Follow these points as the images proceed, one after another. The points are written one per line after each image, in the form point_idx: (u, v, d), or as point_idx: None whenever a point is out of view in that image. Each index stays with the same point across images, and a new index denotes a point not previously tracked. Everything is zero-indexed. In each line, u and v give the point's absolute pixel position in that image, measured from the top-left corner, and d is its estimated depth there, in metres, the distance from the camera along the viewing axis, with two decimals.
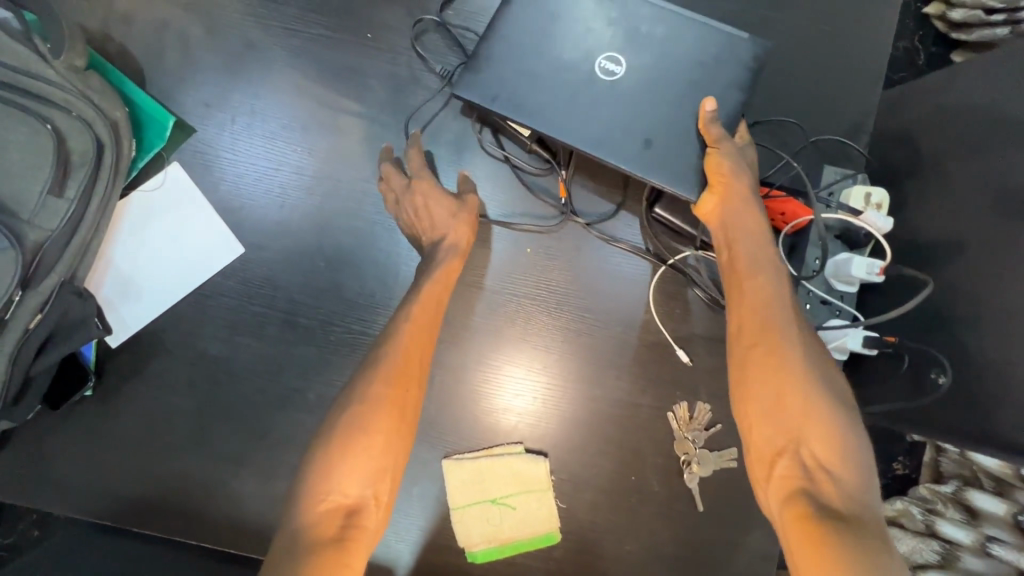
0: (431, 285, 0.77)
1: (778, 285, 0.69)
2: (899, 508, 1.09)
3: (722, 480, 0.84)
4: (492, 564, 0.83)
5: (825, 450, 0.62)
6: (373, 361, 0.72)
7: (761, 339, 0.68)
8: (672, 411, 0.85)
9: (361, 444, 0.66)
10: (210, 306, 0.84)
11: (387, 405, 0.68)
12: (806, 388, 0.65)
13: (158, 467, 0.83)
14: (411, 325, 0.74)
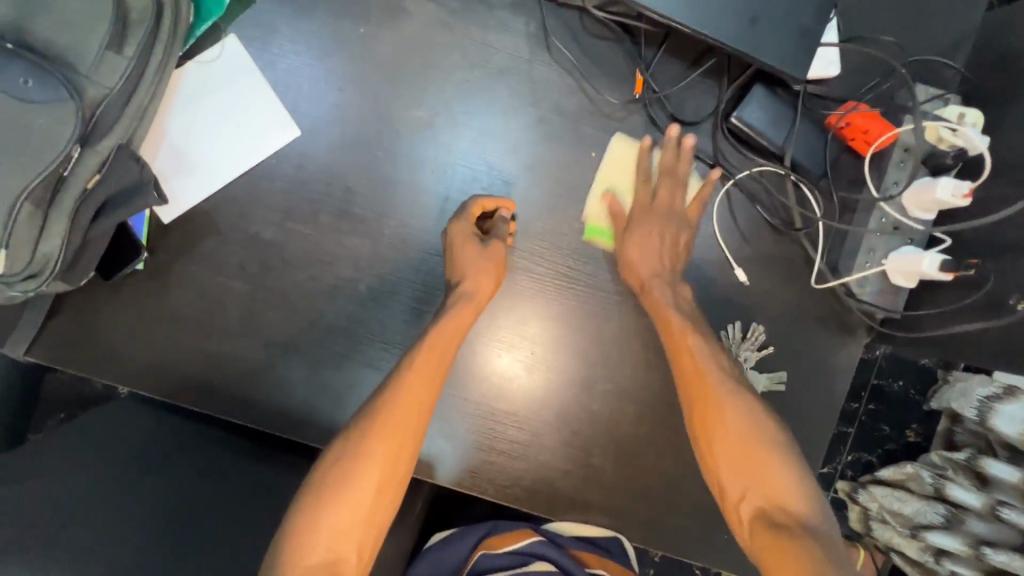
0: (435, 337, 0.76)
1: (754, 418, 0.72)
2: (908, 472, 1.11)
3: (768, 402, 0.84)
4: (531, 464, 0.84)
5: (781, 490, 0.68)
6: (374, 413, 0.71)
7: (707, 371, 0.75)
8: (725, 331, 0.84)
9: (346, 500, 0.66)
10: (265, 189, 0.82)
11: (386, 461, 0.69)
12: (758, 427, 0.72)
13: (208, 347, 0.83)
14: (411, 375, 0.73)
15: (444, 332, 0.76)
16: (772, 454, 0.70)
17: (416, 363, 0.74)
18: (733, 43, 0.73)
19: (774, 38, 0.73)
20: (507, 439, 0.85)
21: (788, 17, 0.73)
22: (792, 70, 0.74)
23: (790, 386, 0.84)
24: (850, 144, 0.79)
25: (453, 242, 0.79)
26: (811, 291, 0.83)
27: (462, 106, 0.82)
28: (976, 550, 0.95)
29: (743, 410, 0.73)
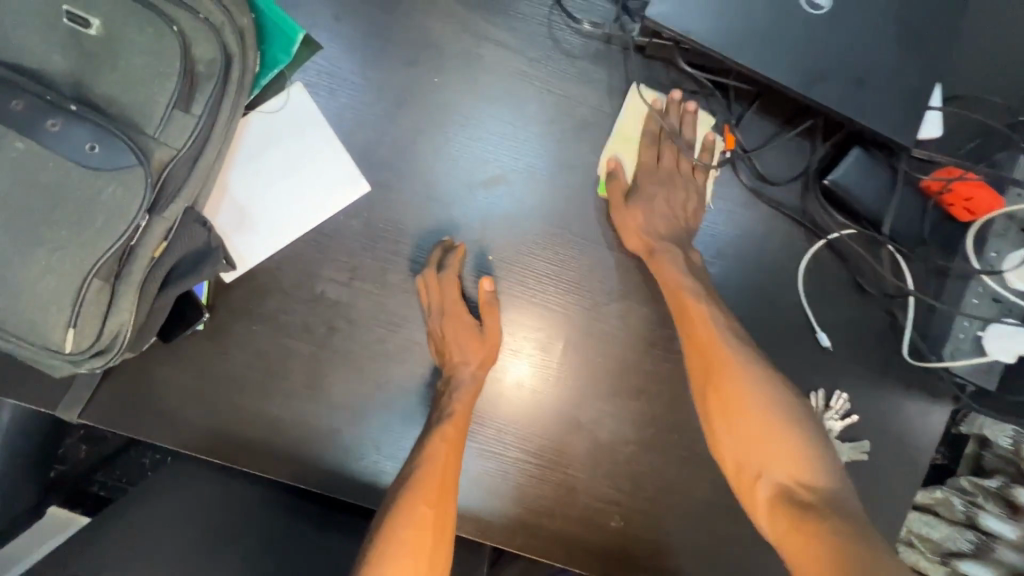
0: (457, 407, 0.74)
1: (764, 389, 0.70)
2: (937, 496, 1.00)
3: (850, 470, 0.81)
4: (604, 530, 0.82)
5: (797, 463, 0.67)
6: (411, 478, 0.70)
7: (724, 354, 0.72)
8: (807, 397, 0.80)
9: (394, 565, 0.64)
10: (331, 246, 0.78)
11: (433, 526, 0.67)
12: (787, 409, 0.70)
13: (270, 409, 0.79)
14: (445, 442, 0.72)
15: (466, 396, 0.75)
16: (776, 424, 0.69)
17: (445, 430, 0.73)
18: (837, 107, 0.69)
19: (880, 102, 0.69)
20: (577, 506, 0.82)
21: (896, 79, 0.69)
22: (898, 136, 0.70)
23: (873, 454, 0.81)
24: (949, 211, 0.75)
25: (442, 327, 0.76)
26: (898, 358, 0.80)
27: (539, 159, 0.78)
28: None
29: (765, 389, 0.71)
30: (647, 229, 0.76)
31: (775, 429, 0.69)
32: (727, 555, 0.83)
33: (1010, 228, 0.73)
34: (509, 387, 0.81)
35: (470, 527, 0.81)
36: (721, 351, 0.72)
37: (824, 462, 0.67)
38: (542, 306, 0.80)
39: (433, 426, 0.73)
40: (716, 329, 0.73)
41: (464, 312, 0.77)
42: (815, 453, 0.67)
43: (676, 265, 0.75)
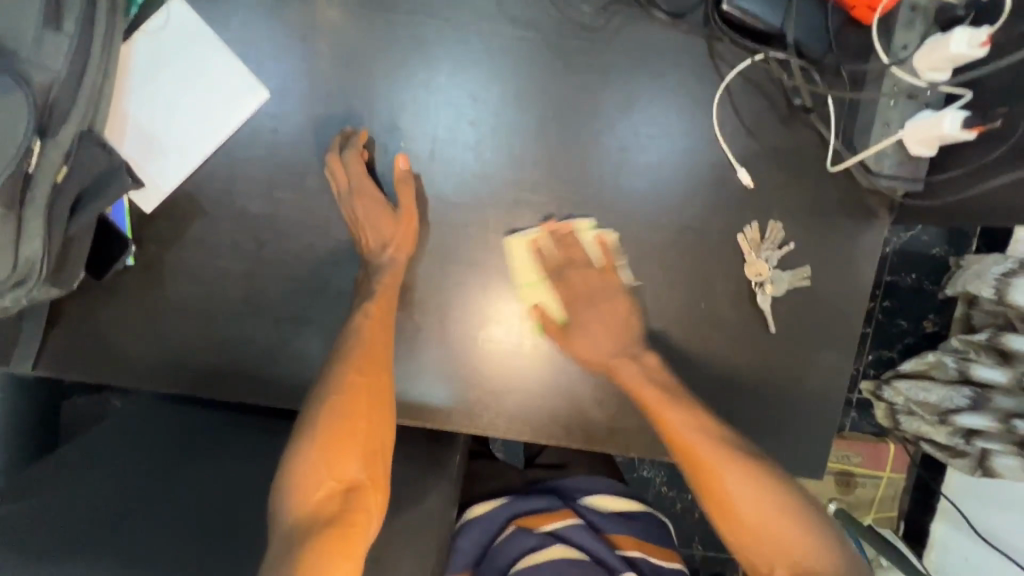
0: (383, 290, 0.76)
1: (704, 429, 0.73)
2: (931, 362, 1.30)
3: (795, 299, 0.82)
4: (561, 398, 0.83)
5: (794, 540, 0.66)
6: (340, 353, 0.73)
7: (711, 459, 0.71)
8: (742, 233, 0.80)
9: (331, 422, 0.68)
10: (244, 161, 0.78)
11: (364, 389, 0.71)
12: (716, 442, 0.72)
13: (217, 334, 0.81)
14: (368, 318, 0.74)
15: (398, 271, 0.77)
16: (729, 468, 0.70)
17: (371, 300, 0.75)
18: None
19: None
20: (535, 376, 0.82)
21: None
22: None
23: (816, 280, 0.81)
24: (853, 13, 0.74)
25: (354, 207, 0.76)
26: (827, 178, 0.80)
27: (435, 38, 0.77)
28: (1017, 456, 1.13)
29: (699, 431, 0.73)
30: (596, 354, 0.79)
31: (756, 485, 0.69)
32: None
33: (915, 18, 0.70)
34: (445, 269, 0.81)
35: (431, 413, 0.82)
36: (679, 425, 0.74)
37: (790, 493, 0.69)
38: (466, 185, 0.80)
39: (358, 303, 0.76)
40: (685, 411, 0.75)
41: (376, 190, 0.77)
42: (766, 473, 0.70)
43: (638, 371, 0.77)
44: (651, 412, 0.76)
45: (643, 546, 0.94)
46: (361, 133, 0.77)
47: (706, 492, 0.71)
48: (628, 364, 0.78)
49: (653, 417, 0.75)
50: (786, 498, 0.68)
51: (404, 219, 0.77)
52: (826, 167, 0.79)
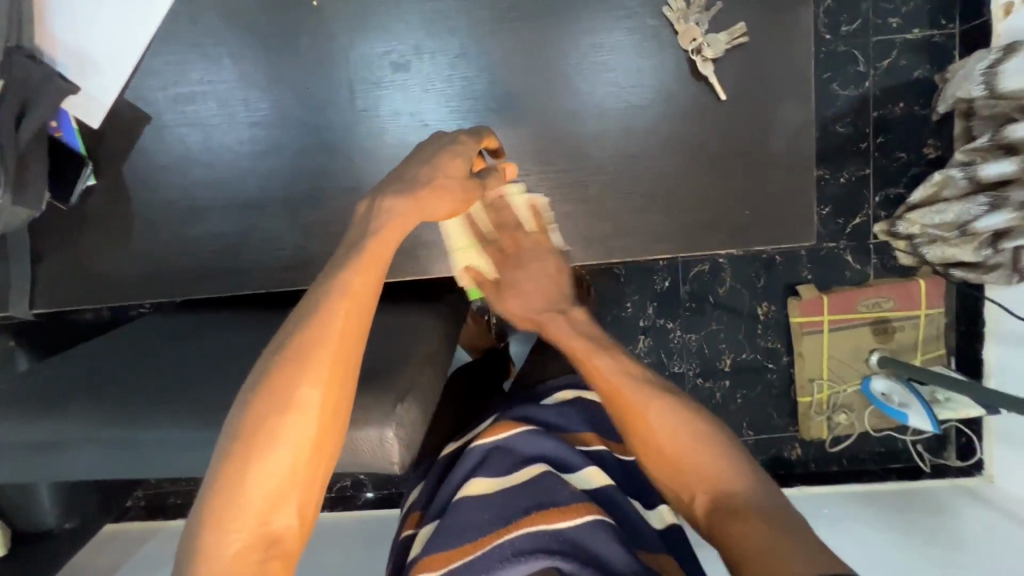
0: (389, 225, 0.60)
1: (675, 401, 0.68)
2: (940, 181, 1.69)
3: (738, 60, 0.80)
4: (531, 219, 0.84)
5: (681, 425, 0.66)
6: (290, 346, 0.55)
7: (604, 375, 0.71)
8: (667, 7, 0.79)
9: (267, 458, 0.52)
10: (173, 59, 0.81)
11: (320, 406, 0.54)
12: (682, 421, 0.67)
13: (193, 233, 0.84)
14: (343, 301, 0.56)
15: (389, 234, 0.59)
16: (707, 447, 0.65)
17: (349, 284, 0.56)
18: None
19: None
20: None
21: None
22: None
23: (753, 36, 0.80)
24: None
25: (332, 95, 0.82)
26: None
27: None
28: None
29: (667, 415, 0.67)
30: (524, 311, 0.80)
31: (705, 450, 0.65)
32: (660, 196, 0.82)
33: None
34: (387, 118, 0.82)
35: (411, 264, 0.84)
36: (660, 403, 0.68)
37: (733, 458, 0.65)
38: (387, 30, 0.80)
39: (324, 279, 0.57)
40: (642, 245, 0.83)
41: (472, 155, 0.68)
42: (712, 435, 0.66)
43: (613, 360, 0.72)
44: (611, 398, 0.70)
45: (613, 441, 0.84)
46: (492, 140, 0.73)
47: (637, 431, 0.68)
48: (602, 351, 0.73)
49: (613, 394, 0.70)
50: (729, 468, 0.64)
51: (468, 197, 0.68)
52: None
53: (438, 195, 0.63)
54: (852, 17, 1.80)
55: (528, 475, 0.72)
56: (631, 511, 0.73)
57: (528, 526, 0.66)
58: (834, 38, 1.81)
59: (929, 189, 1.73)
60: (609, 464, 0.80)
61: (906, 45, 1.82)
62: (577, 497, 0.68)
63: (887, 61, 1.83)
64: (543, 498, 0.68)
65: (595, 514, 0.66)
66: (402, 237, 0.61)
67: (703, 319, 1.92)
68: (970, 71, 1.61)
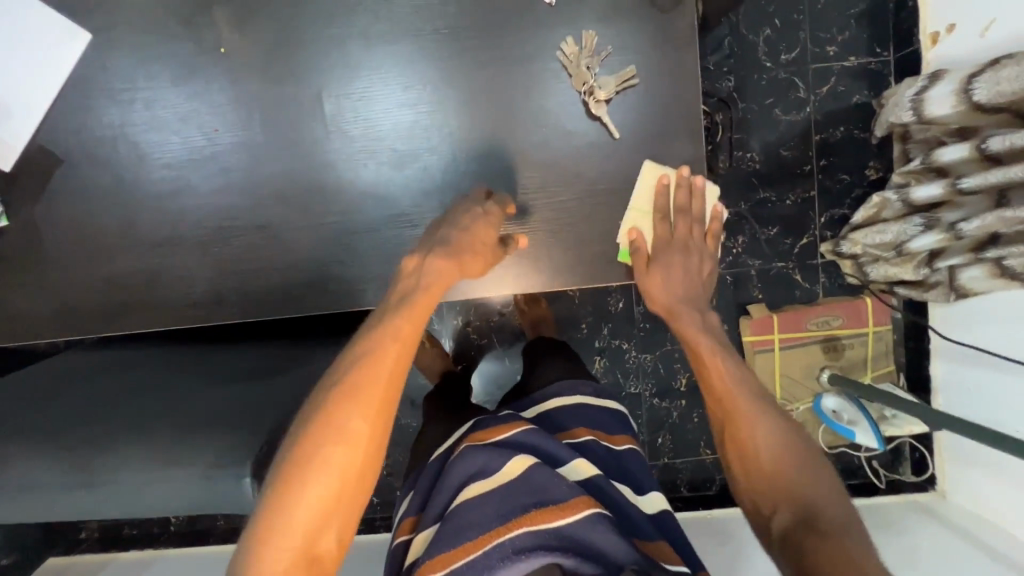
0: (430, 287, 0.75)
1: (777, 415, 0.77)
2: (878, 203, 1.71)
3: (629, 101, 0.83)
4: (437, 254, 0.86)
5: (767, 434, 0.75)
6: (346, 383, 0.67)
7: (726, 381, 0.81)
8: (560, 51, 0.83)
9: (315, 484, 0.62)
10: (84, 103, 0.83)
11: (366, 438, 0.65)
12: (787, 435, 0.76)
13: (101, 272, 0.84)
14: (393, 346, 0.69)
15: (434, 289, 0.75)
16: (795, 453, 0.74)
17: (397, 331, 0.70)
18: None
19: None
20: (407, 237, 0.85)
21: None
22: None
23: (643, 77, 0.83)
24: None
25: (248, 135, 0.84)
26: None
27: None
28: (997, 216, 1.37)
29: (772, 427, 0.76)
30: (665, 297, 0.87)
31: (799, 466, 0.73)
32: (559, 230, 0.86)
33: None
34: (294, 157, 0.84)
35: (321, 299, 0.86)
36: (761, 409, 0.77)
37: (823, 483, 0.71)
38: (294, 75, 0.84)
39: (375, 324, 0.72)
40: (698, 259, 0.87)
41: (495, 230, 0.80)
42: (800, 453, 0.74)
43: (729, 364, 0.82)
44: (717, 393, 0.81)
45: (600, 433, 0.96)
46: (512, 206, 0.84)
47: (739, 433, 0.77)
48: (717, 369, 0.82)
49: (722, 394, 0.80)
50: (824, 482, 0.71)
51: (491, 258, 0.82)
52: None
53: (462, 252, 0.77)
54: (791, 45, 1.86)
55: (521, 471, 0.76)
56: (620, 499, 0.83)
57: (528, 524, 0.70)
58: (774, 66, 1.87)
59: (868, 210, 1.73)
60: (597, 451, 0.92)
61: (843, 72, 1.88)
62: (576, 492, 0.74)
63: (825, 87, 1.89)
64: (542, 496, 0.73)
65: (592, 508, 0.72)
66: (435, 299, 0.75)
67: (660, 340, 1.79)
68: (901, 99, 1.62)
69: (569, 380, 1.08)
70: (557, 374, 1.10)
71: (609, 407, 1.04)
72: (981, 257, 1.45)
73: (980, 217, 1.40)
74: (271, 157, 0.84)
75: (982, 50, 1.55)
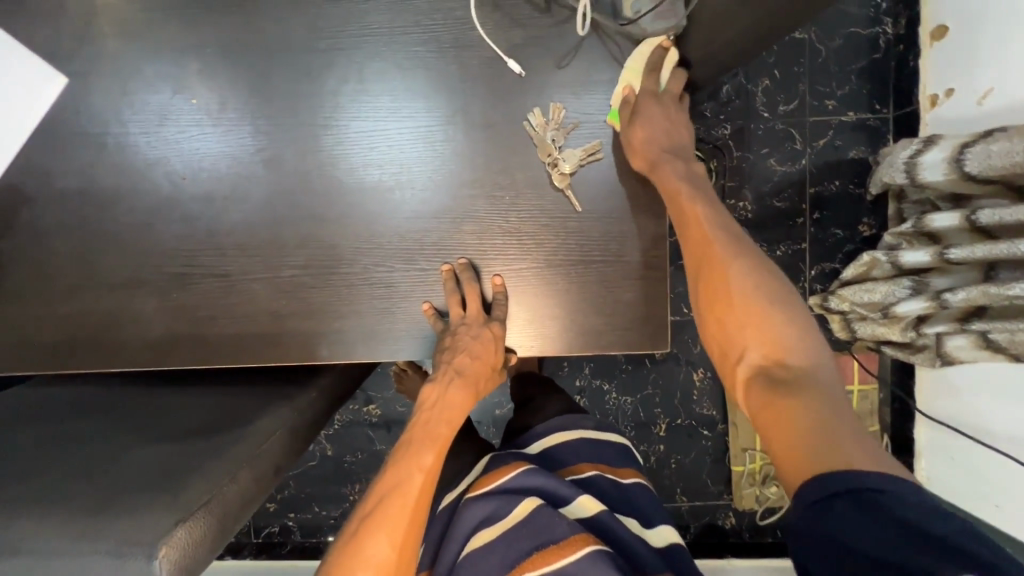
0: (447, 411, 0.86)
1: (729, 231, 0.73)
2: (869, 261, 1.49)
3: (593, 174, 0.83)
4: (395, 313, 0.86)
5: (741, 278, 0.68)
6: (374, 510, 0.72)
7: (702, 223, 0.74)
8: (528, 120, 0.83)
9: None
10: (57, 147, 0.84)
11: (392, 564, 0.69)
12: (726, 226, 0.73)
13: (63, 310, 0.86)
14: (419, 474, 0.77)
15: (453, 419, 0.86)
16: (739, 261, 0.69)
17: (423, 462, 0.78)
18: None
19: None
20: (365, 295, 0.86)
21: None
22: None
23: (608, 152, 0.83)
24: None
25: (213, 185, 0.85)
26: (590, 49, 0.82)
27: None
28: (982, 290, 1.22)
29: (733, 245, 0.72)
30: (649, 147, 0.79)
31: (741, 263, 0.69)
32: (518, 295, 0.86)
33: None
34: (257, 208, 0.85)
35: (276, 350, 0.87)
36: (718, 220, 0.74)
37: (770, 280, 0.68)
38: (260, 128, 0.84)
39: (398, 451, 0.81)
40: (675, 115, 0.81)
41: (496, 329, 0.85)
42: (749, 258, 0.70)
43: (690, 182, 0.77)
44: (688, 231, 0.74)
45: (604, 466, 0.96)
46: (495, 278, 0.86)
47: (702, 255, 0.72)
48: (666, 169, 0.77)
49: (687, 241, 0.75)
50: (765, 278, 0.68)
51: (495, 358, 0.87)
52: (584, 37, 0.81)
53: (475, 368, 0.86)
54: (789, 95, 1.66)
55: (524, 516, 0.80)
56: (626, 538, 0.81)
57: (531, 568, 0.74)
58: (772, 117, 1.67)
59: (858, 267, 1.52)
60: (602, 485, 0.92)
61: (840, 127, 1.67)
62: (575, 530, 0.76)
63: (823, 141, 1.67)
64: (543, 538, 0.77)
65: (594, 545, 0.74)
66: (451, 423, 0.86)
67: (640, 381, 1.65)
68: (895, 158, 1.47)
69: (570, 414, 1.05)
70: (557, 409, 1.07)
71: (614, 440, 1.02)
72: (965, 328, 1.29)
73: (965, 288, 1.25)
74: (236, 209, 0.85)
75: (978, 119, 1.40)
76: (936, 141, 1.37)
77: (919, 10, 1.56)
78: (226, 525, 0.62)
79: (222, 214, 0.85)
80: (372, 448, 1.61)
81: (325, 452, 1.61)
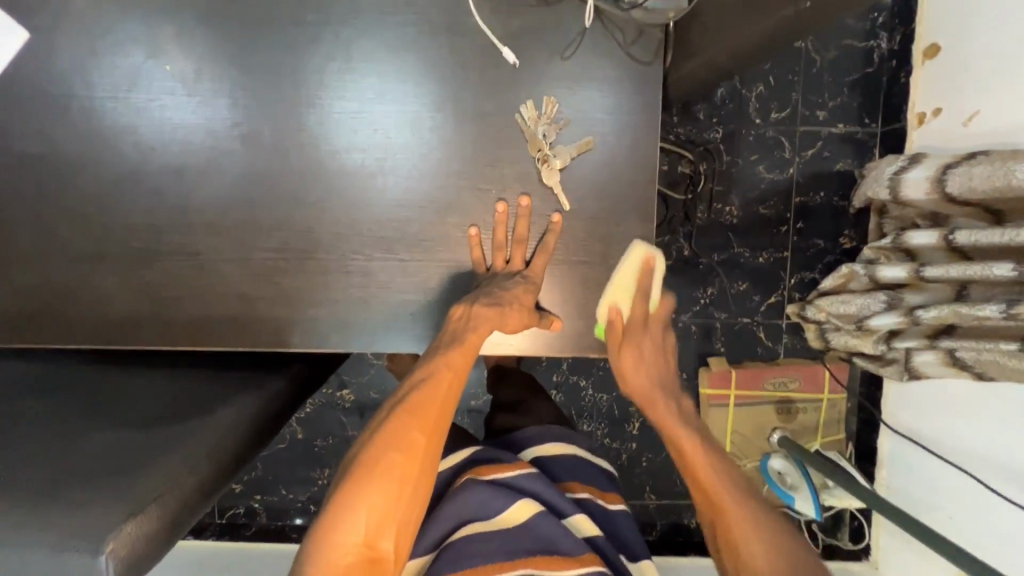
0: (480, 320, 0.77)
1: (679, 413, 0.83)
2: (848, 273, 1.50)
3: (584, 173, 0.82)
4: (372, 304, 0.83)
5: (725, 487, 0.77)
6: (408, 400, 0.73)
7: (664, 414, 0.82)
8: (520, 113, 0.80)
9: (378, 487, 0.66)
10: (17, 107, 0.79)
11: (423, 445, 0.70)
12: (695, 439, 0.80)
13: (17, 281, 0.81)
14: (448, 370, 0.75)
15: (482, 330, 0.77)
16: (719, 467, 0.79)
17: (450, 359, 0.75)
18: None
19: None
20: (341, 282, 0.83)
21: None
22: None
23: (600, 151, 0.81)
24: None
25: (185, 158, 0.80)
26: (588, 44, 0.79)
27: None
28: (954, 309, 1.24)
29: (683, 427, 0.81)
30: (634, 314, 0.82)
31: (711, 467, 0.78)
32: None
33: None
34: (233, 184, 0.81)
35: (245, 333, 0.83)
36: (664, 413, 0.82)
37: (733, 478, 0.78)
38: (239, 101, 0.80)
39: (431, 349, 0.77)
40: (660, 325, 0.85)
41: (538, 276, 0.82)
42: (707, 453, 0.80)
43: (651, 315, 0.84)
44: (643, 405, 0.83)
45: (594, 490, 0.94)
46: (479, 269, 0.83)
47: (680, 448, 0.80)
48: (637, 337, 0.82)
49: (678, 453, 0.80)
50: (725, 479, 0.78)
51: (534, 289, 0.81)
52: (583, 30, 0.79)
53: (512, 291, 0.78)
54: (782, 102, 1.66)
55: (527, 517, 0.79)
56: (615, 563, 0.81)
57: (533, 566, 0.73)
58: (764, 123, 1.67)
59: (836, 279, 1.53)
60: (592, 508, 0.90)
61: (830, 138, 1.68)
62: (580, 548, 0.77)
63: (812, 151, 1.68)
64: (545, 545, 0.76)
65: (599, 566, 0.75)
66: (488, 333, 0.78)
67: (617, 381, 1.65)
68: (879, 173, 1.47)
69: (561, 426, 1.05)
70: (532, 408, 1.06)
71: (602, 466, 1.02)
72: (935, 345, 1.31)
73: (937, 306, 1.28)
74: (210, 184, 0.81)
75: (962, 141, 1.42)
76: (919, 160, 1.38)
77: (915, 28, 1.57)
78: (179, 521, 0.60)
79: (194, 189, 0.81)
80: (344, 434, 1.58)
81: (295, 435, 1.58)
